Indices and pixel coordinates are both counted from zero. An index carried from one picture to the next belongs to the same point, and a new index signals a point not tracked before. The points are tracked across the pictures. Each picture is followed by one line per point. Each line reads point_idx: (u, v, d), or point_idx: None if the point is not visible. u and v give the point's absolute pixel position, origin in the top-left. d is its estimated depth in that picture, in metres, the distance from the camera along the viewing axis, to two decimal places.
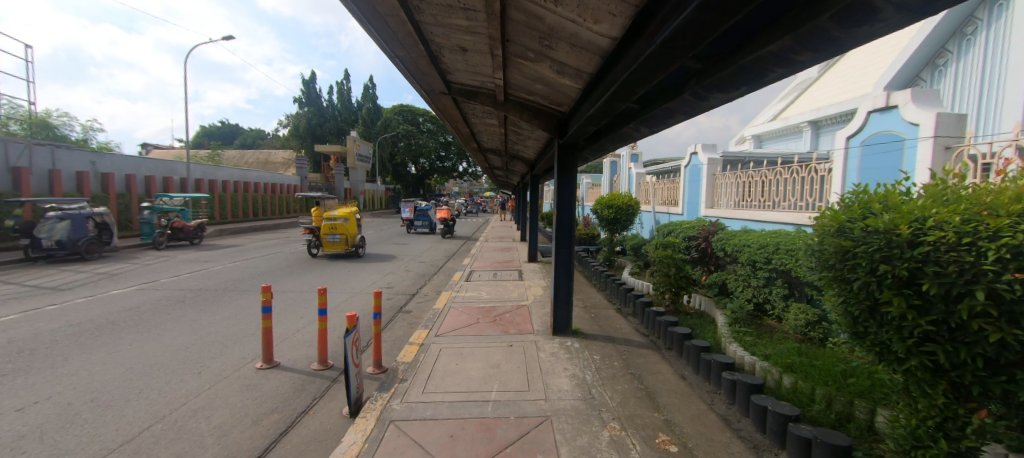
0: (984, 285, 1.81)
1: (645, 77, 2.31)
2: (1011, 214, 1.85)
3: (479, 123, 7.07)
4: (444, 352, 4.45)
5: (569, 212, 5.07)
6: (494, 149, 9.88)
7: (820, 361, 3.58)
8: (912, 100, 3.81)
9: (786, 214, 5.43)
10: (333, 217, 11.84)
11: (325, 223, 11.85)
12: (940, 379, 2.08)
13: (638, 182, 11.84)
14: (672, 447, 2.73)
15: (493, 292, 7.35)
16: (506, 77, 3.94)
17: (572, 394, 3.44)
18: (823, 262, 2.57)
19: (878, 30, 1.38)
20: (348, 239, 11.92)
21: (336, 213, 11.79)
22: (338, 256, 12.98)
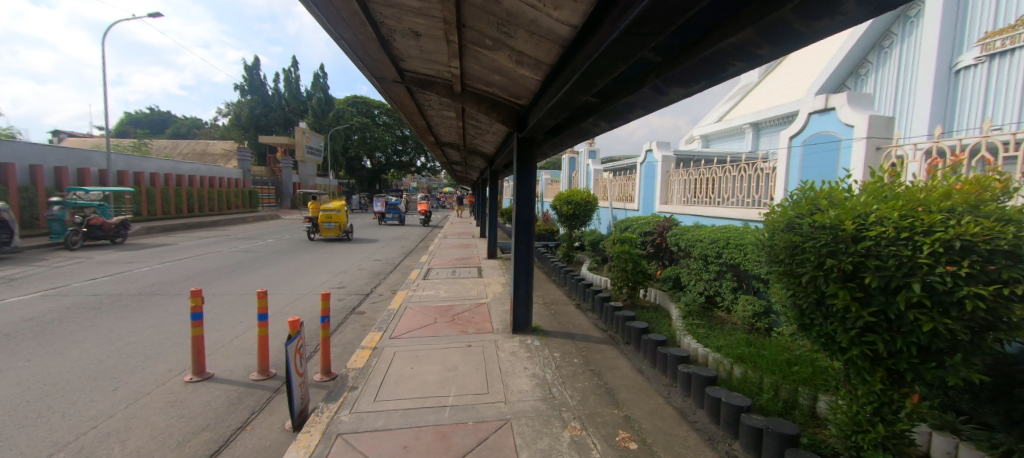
0: (919, 278, 1.92)
1: (606, 69, 2.23)
2: (942, 210, 1.98)
3: (436, 115, 6.80)
4: (398, 355, 4.22)
5: (528, 208, 4.99)
6: (452, 143, 9.60)
7: (767, 350, 3.73)
8: (848, 102, 4.07)
9: (734, 210, 5.68)
10: (328, 209, 14.73)
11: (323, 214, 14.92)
12: (878, 366, 2.18)
13: (596, 179, 12.02)
14: (632, 444, 2.71)
15: (451, 290, 7.14)
16: (463, 66, 3.76)
17: (532, 395, 3.35)
18: (772, 257, 2.64)
19: (837, 22, 1.37)
20: (341, 227, 14.95)
21: (330, 206, 14.68)
22: (330, 240, 16.00)
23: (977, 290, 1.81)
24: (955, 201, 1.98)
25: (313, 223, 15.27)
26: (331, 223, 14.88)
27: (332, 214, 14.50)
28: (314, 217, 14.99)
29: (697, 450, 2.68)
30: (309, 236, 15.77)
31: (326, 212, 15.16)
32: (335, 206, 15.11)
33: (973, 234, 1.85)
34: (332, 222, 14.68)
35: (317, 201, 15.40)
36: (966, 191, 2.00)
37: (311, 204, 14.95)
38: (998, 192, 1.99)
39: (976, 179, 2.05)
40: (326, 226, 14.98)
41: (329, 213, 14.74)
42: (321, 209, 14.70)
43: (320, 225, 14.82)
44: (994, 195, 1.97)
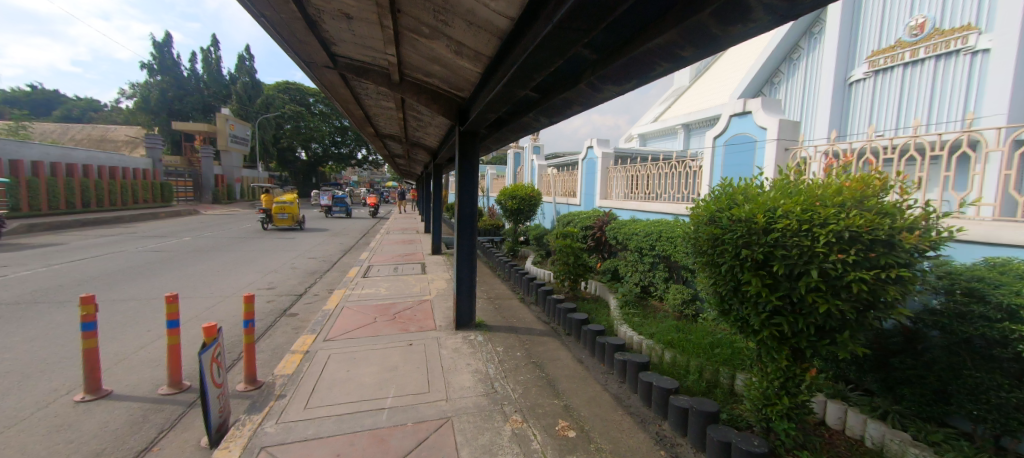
0: (817, 265, 2.16)
1: (543, 63, 2.23)
2: (834, 204, 2.23)
3: (373, 105, 6.47)
4: (333, 358, 3.99)
5: (471, 203, 4.92)
6: (393, 135, 9.22)
7: (693, 335, 4.00)
8: (762, 107, 4.46)
9: (666, 204, 6.03)
10: (281, 201, 15.86)
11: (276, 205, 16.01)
12: (783, 345, 2.42)
13: (540, 174, 12.21)
14: (571, 432, 2.79)
15: (393, 288, 6.88)
16: (400, 54, 3.59)
17: (474, 391, 3.33)
18: (697, 248, 2.83)
19: (749, 28, 1.47)
20: (294, 217, 16.16)
21: (283, 199, 15.78)
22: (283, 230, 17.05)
23: (858, 275, 2.08)
24: (845, 196, 2.25)
25: (266, 215, 16.39)
26: (284, 214, 16.13)
27: (285, 206, 15.73)
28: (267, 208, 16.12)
29: (631, 433, 2.81)
30: (262, 226, 16.81)
31: (279, 204, 16.29)
32: (288, 198, 16.30)
33: (856, 226, 2.12)
34: (285, 214, 15.91)
35: (270, 194, 16.54)
36: (853, 188, 2.28)
37: (264, 197, 16.04)
38: (877, 189, 2.29)
39: (861, 178, 2.33)
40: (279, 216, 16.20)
41: (282, 205, 15.95)
42: (274, 202, 15.82)
43: (274, 216, 15.99)
44: (874, 192, 2.26)
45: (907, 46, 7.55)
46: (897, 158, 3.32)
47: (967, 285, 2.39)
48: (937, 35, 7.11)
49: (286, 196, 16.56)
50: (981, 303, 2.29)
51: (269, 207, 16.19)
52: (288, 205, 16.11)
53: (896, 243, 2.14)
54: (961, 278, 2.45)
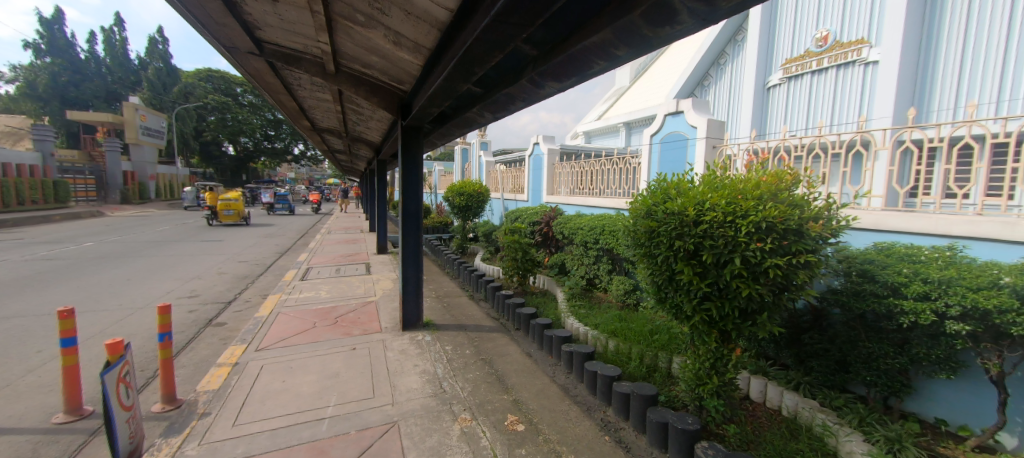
0: (739, 253, 2.35)
1: (483, 57, 2.20)
2: (753, 197, 2.43)
3: (308, 97, 6.07)
4: (267, 369, 3.71)
5: (416, 200, 4.78)
6: (332, 129, 8.71)
7: (635, 323, 4.20)
8: (693, 107, 4.76)
9: (608, 199, 6.27)
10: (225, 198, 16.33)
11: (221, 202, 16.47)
12: (713, 329, 2.62)
13: (489, 170, 12.18)
14: (519, 426, 2.81)
15: (334, 290, 6.52)
16: (335, 42, 3.38)
17: (422, 392, 3.24)
18: (635, 240, 2.96)
19: (675, 30, 1.55)
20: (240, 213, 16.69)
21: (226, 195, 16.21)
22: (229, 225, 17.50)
23: (773, 261, 2.29)
24: (763, 189, 2.45)
25: (211, 212, 16.91)
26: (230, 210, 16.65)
27: (230, 203, 16.25)
28: (212, 205, 16.51)
29: (578, 422, 2.89)
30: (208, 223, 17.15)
31: (225, 201, 16.75)
32: (233, 195, 16.75)
33: (772, 217, 2.33)
34: (231, 208, 16.67)
35: (215, 191, 17.03)
36: (769, 182, 2.49)
37: (208, 194, 16.47)
38: (788, 183, 2.52)
39: (776, 173, 2.56)
40: (225, 213, 16.74)
41: (227, 201, 16.47)
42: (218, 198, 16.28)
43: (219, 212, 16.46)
44: (786, 186, 2.49)
45: (815, 56, 8.41)
46: (805, 156, 3.70)
47: (862, 268, 2.72)
48: (837, 47, 8.00)
49: (231, 194, 16.95)
50: (872, 283, 2.61)
51: (214, 204, 16.59)
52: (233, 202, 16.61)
53: (804, 232, 2.38)
54: (856, 261, 2.78)
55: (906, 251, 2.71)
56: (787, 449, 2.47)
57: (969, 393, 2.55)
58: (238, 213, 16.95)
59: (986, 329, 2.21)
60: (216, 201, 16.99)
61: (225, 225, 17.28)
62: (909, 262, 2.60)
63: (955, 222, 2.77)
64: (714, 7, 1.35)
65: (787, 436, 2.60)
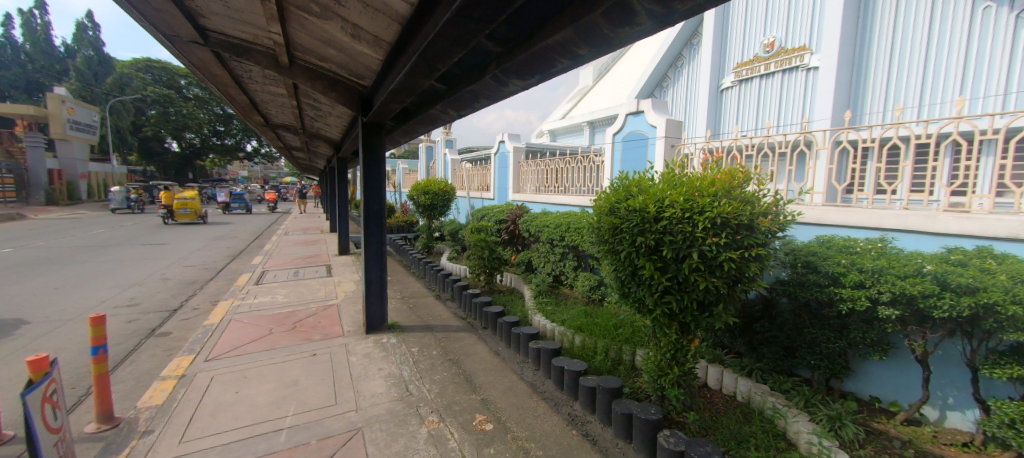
0: (697, 247, 2.45)
1: (445, 53, 2.16)
2: (709, 194, 2.54)
3: (260, 90, 5.74)
4: (218, 380, 3.48)
5: (378, 198, 4.64)
6: (287, 125, 8.28)
7: (600, 318, 4.29)
8: (652, 107, 4.92)
9: (573, 197, 6.37)
10: (182, 196, 16.52)
11: (177, 201, 16.51)
12: (673, 321, 2.73)
13: (454, 169, 12.06)
14: (488, 425, 2.80)
15: (292, 294, 6.23)
16: (288, 33, 3.21)
17: (387, 396, 3.16)
18: (599, 237, 3.02)
19: (635, 31, 1.59)
20: (196, 212, 16.76)
21: (184, 193, 16.43)
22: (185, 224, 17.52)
23: (727, 255, 2.42)
24: (718, 186, 2.56)
25: (167, 211, 16.85)
26: (186, 209, 16.71)
27: (186, 202, 16.33)
28: (167, 204, 16.48)
29: (545, 418, 2.92)
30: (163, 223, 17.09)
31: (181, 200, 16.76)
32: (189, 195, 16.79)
33: (726, 213, 2.44)
34: (187, 208, 16.72)
35: (171, 191, 16.98)
36: (723, 179, 2.61)
37: (163, 193, 16.43)
38: (741, 180, 2.65)
39: (730, 171, 2.68)
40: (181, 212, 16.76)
41: (183, 200, 16.50)
42: (174, 196, 16.38)
43: (174, 211, 16.47)
44: (738, 183, 2.62)
45: (763, 60, 8.90)
46: (755, 155, 3.92)
47: (806, 259, 2.91)
48: (782, 53, 8.52)
49: (188, 193, 16.98)
50: (815, 273, 2.80)
51: (169, 203, 16.58)
52: (190, 200, 16.73)
53: (755, 226, 2.51)
54: (801, 253, 2.97)
55: (844, 243, 2.92)
56: (742, 433, 2.61)
57: (898, 371, 2.80)
58: (195, 212, 17.01)
59: (912, 313, 2.43)
60: (172, 200, 16.98)
61: (180, 223, 17.22)
62: (847, 253, 2.81)
63: (885, 215, 3.03)
64: (670, 8, 1.39)
65: (741, 421, 2.74)
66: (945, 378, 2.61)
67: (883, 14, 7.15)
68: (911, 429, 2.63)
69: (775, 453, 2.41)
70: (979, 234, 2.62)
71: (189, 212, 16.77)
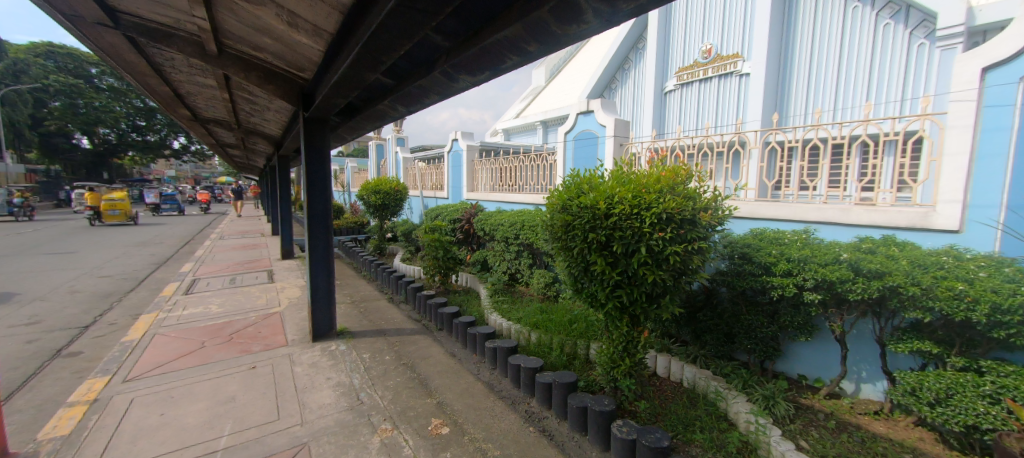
0: (645, 242, 2.55)
1: (391, 45, 2.06)
2: (655, 190, 2.64)
3: (185, 82, 5.24)
4: (139, 401, 3.12)
5: (324, 199, 4.38)
6: (219, 120, 7.61)
7: (555, 314, 4.35)
8: (601, 107, 5.05)
9: (528, 196, 6.40)
10: (110, 197, 15.82)
11: (104, 202, 15.78)
12: (624, 314, 2.83)
13: (406, 168, 11.74)
14: (444, 429, 2.74)
15: (228, 303, 5.75)
16: (214, 19, 2.94)
17: (336, 407, 2.99)
18: (552, 234, 3.06)
19: (582, 29, 1.60)
20: (126, 214, 16.07)
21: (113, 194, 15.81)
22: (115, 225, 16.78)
23: (672, 249, 2.54)
24: (663, 183, 2.67)
25: (94, 212, 16.04)
26: (116, 210, 16.04)
27: (113, 203, 15.66)
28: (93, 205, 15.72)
29: (502, 418, 2.90)
30: (90, 225, 16.42)
31: (109, 201, 16.04)
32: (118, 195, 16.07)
33: (670, 208, 2.56)
34: (116, 209, 16.01)
35: (97, 191, 16.13)
36: (667, 176, 2.72)
37: (89, 194, 15.64)
38: (683, 177, 2.78)
39: (674, 168, 2.81)
40: (109, 213, 16.03)
41: (111, 202, 15.81)
42: (102, 197, 15.73)
43: (102, 212, 15.80)
44: (681, 180, 2.75)
45: (702, 66, 9.44)
46: (696, 154, 4.14)
47: (742, 251, 3.10)
48: (719, 59, 9.11)
49: (117, 193, 16.22)
50: (750, 263, 3.01)
51: (96, 204, 15.84)
52: (120, 201, 16.18)
53: (696, 221, 2.65)
54: (738, 245, 3.17)
55: (774, 235, 3.16)
56: (688, 418, 2.74)
57: (821, 350, 3.08)
58: (125, 214, 16.31)
59: (832, 297, 2.69)
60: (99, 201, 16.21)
61: (110, 225, 16.45)
62: (777, 244, 3.04)
63: (808, 209, 3.33)
64: (616, 7, 1.41)
65: (688, 406, 2.88)
66: (860, 354, 2.90)
67: (803, 26, 7.85)
68: (833, 402, 2.90)
69: (718, 435, 2.55)
70: (884, 224, 2.95)
71: (119, 214, 16.09)
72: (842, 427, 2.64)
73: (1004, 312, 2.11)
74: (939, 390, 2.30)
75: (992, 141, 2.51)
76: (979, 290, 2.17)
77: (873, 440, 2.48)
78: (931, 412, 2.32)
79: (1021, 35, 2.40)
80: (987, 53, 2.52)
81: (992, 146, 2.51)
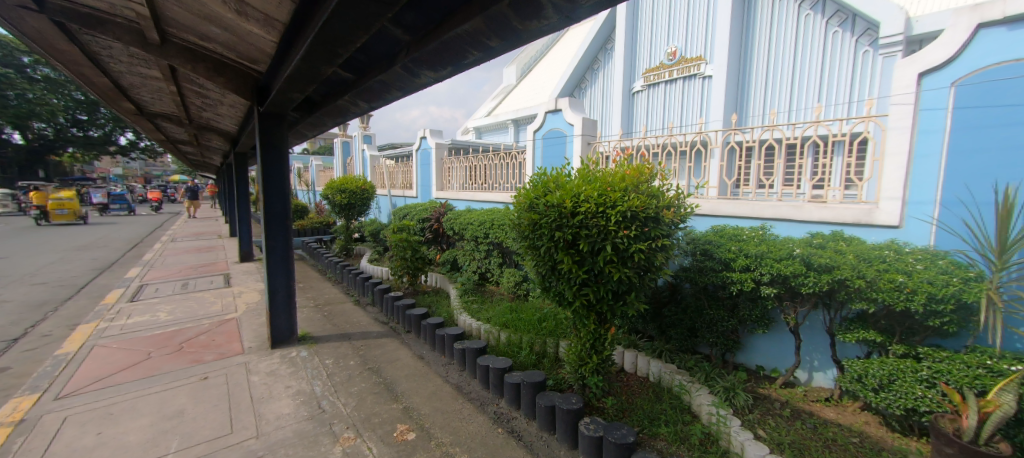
0: (610, 240, 2.57)
1: (347, 37, 1.96)
2: (620, 188, 2.66)
3: (128, 73, 4.85)
4: (73, 420, 2.85)
5: (282, 198, 4.16)
6: (167, 115, 7.11)
7: (525, 313, 4.33)
8: (569, 106, 5.08)
9: (498, 194, 6.38)
10: (59, 196, 14.95)
11: (52, 201, 14.89)
12: (591, 311, 2.85)
13: (374, 166, 11.44)
14: (410, 435, 2.66)
15: (179, 310, 5.39)
16: (154, 5, 2.72)
17: (295, 417, 2.85)
18: (520, 233, 3.04)
19: (543, 25, 1.58)
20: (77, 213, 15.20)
21: (61, 193, 14.95)
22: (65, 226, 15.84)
23: (637, 246, 2.57)
24: (627, 182, 2.69)
25: (40, 212, 15.10)
26: (65, 210, 15.16)
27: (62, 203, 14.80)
28: (40, 205, 14.83)
29: (470, 421, 2.85)
30: (31, 225, 15.32)
31: (58, 200, 15.14)
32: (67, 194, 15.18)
33: (635, 206, 2.58)
34: (65, 208, 15.12)
35: (43, 190, 15.15)
36: (631, 175, 2.75)
37: (34, 194, 14.71)
38: (647, 176, 2.82)
39: (638, 167, 2.84)
40: (58, 213, 15.13)
41: (59, 201, 14.93)
42: (49, 196, 14.84)
43: (49, 212, 14.91)
44: (645, 178, 2.79)
45: (668, 67, 9.67)
46: (660, 153, 4.23)
47: (703, 247, 3.19)
48: (683, 61, 9.36)
49: (66, 192, 15.29)
50: (711, 259, 3.10)
51: (43, 204, 14.94)
52: (69, 200, 15.29)
53: (660, 219, 2.69)
54: (700, 242, 3.24)
55: (733, 231, 3.26)
56: (654, 412, 2.80)
57: (776, 342, 3.22)
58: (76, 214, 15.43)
59: (786, 290, 2.81)
60: (47, 201, 15.27)
61: (58, 225, 15.54)
62: (736, 240, 3.13)
63: (765, 206, 3.46)
64: (577, 3, 1.39)
65: (653, 401, 2.93)
66: (812, 345, 3.05)
67: (760, 31, 8.19)
68: (788, 390, 3.03)
69: (682, 427, 2.61)
70: (833, 220, 3.11)
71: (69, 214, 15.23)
72: (796, 414, 2.76)
73: (938, 301, 2.26)
74: (882, 376, 2.44)
75: (928, 142, 2.69)
76: (917, 281, 2.31)
77: (824, 426, 2.60)
78: (876, 398, 2.46)
79: (950, 44, 2.59)
80: (923, 60, 2.69)
81: (928, 146, 2.69)
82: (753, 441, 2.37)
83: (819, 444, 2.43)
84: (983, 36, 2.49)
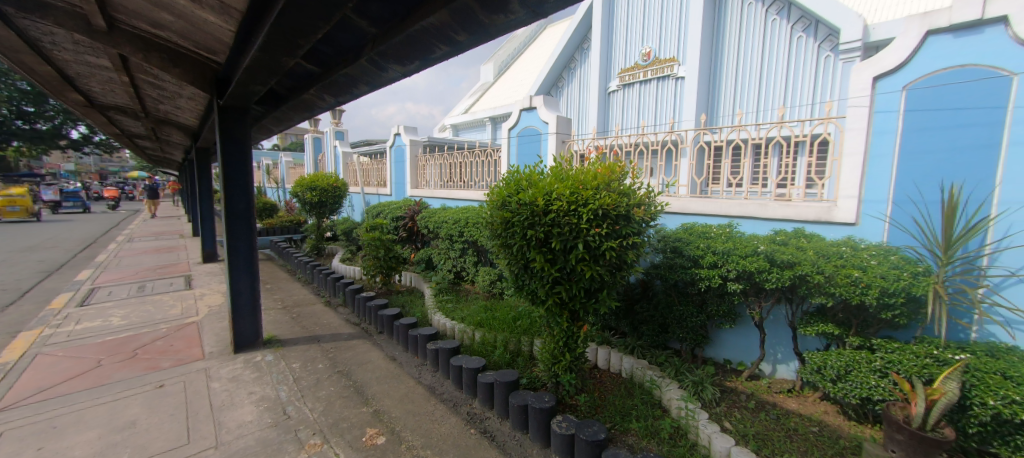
0: (582, 238, 2.58)
1: (308, 27, 1.87)
2: (592, 187, 2.66)
3: (74, 62, 4.53)
4: (10, 435, 2.64)
5: (245, 196, 3.98)
6: (121, 108, 6.70)
7: (500, 312, 4.30)
8: (543, 104, 5.08)
9: (473, 192, 6.32)
10: (9, 192, 14.04)
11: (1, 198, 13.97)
12: (564, 309, 2.86)
13: (346, 163, 11.16)
14: (380, 439, 2.60)
15: (135, 314, 5.09)
16: None
17: (258, 425, 2.73)
18: (493, 231, 3.02)
19: (510, 20, 1.55)
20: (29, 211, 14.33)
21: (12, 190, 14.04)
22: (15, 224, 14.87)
23: (609, 244, 2.59)
24: (599, 180, 2.70)
25: None
26: (15, 207, 14.24)
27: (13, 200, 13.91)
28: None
29: (442, 422, 2.81)
30: None
31: (7, 197, 14.21)
32: (18, 190, 14.27)
33: (606, 205, 2.60)
34: (16, 206, 14.21)
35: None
36: (603, 173, 2.76)
37: None
38: (618, 174, 2.83)
39: (610, 165, 2.85)
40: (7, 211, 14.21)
41: (10, 198, 14.04)
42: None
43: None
44: (617, 177, 2.80)
45: (642, 68, 9.78)
46: (633, 152, 4.28)
47: (673, 244, 3.24)
48: (657, 62, 9.46)
49: (16, 188, 14.35)
50: (680, 256, 3.15)
51: None
52: (20, 197, 14.37)
53: (631, 217, 2.72)
54: (671, 239, 3.29)
55: (701, 229, 3.32)
56: (625, 407, 2.83)
57: (742, 336, 3.32)
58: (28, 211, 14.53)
59: (751, 286, 2.90)
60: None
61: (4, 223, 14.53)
62: (704, 237, 3.20)
63: (731, 204, 3.55)
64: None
65: (625, 397, 2.96)
66: (776, 338, 3.16)
67: (730, 34, 8.39)
68: (753, 383, 3.13)
69: (652, 422, 2.65)
70: (795, 218, 3.21)
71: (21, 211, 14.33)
72: (761, 405, 2.85)
73: (890, 294, 2.38)
74: (839, 367, 2.54)
75: (882, 143, 2.81)
76: (871, 276, 2.42)
77: (786, 416, 2.70)
78: (833, 388, 2.56)
79: (901, 49, 2.72)
80: (877, 64, 2.81)
81: (881, 147, 2.81)
82: (720, 433, 2.43)
83: (781, 434, 2.51)
84: (932, 43, 2.62)
